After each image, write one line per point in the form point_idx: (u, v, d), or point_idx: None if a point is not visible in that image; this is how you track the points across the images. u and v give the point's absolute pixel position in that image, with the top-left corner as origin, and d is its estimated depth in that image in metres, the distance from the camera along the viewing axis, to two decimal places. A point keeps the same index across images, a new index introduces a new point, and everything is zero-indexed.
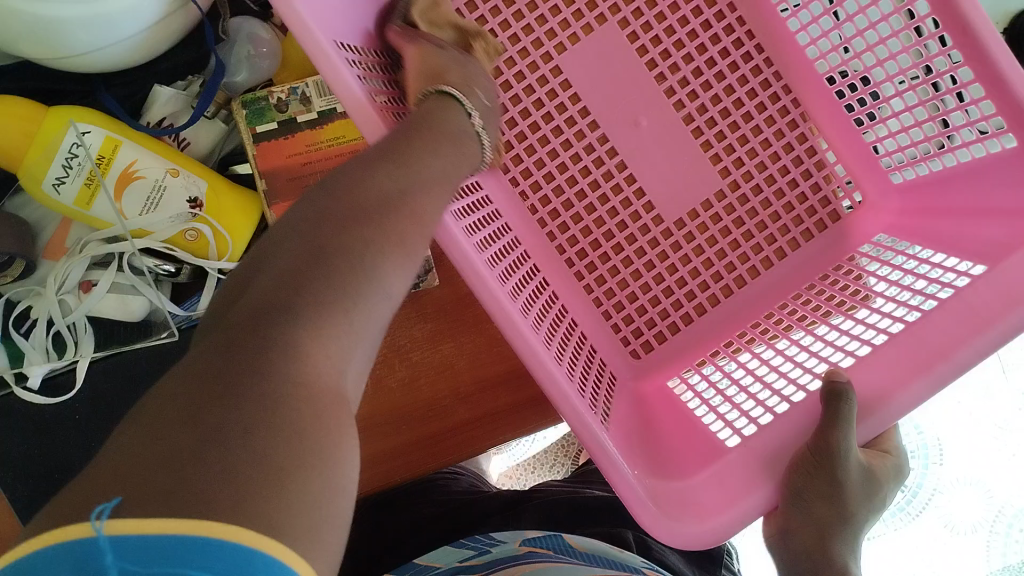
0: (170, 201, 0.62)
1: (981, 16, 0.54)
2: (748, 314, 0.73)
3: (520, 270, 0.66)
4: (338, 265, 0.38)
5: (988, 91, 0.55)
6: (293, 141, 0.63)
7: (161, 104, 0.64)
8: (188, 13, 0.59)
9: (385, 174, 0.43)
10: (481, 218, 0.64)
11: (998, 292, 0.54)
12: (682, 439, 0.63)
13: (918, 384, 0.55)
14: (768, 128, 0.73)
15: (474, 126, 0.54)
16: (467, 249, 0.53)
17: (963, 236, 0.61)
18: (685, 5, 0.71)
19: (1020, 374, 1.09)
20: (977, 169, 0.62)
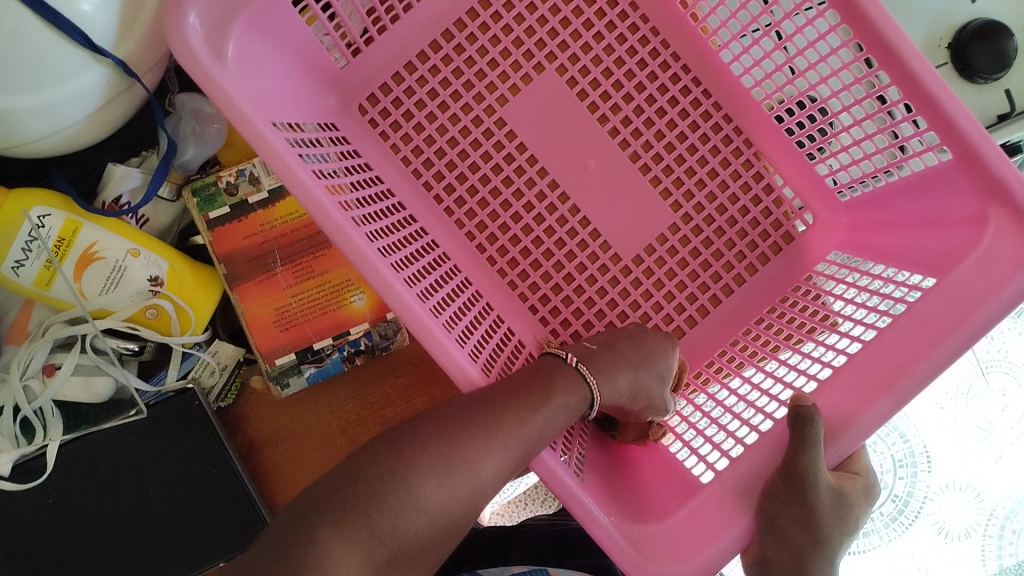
0: (131, 280, 0.62)
1: (903, 38, 0.56)
2: (713, 343, 0.74)
3: (473, 318, 0.67)
4: (366, 480, 0.47)
5: (917, 108, 0.57)
6: (246, 223, 0.64)
7: (116, 183, 0.62)
8: (135, 94, 0.59)
9: (453, 411, 0.51)
10: (429, 271, 0.66)
11: (948, 304, 0.57)
12: (660, 480, 0.64)
13: (882, 401, 0.57)
14: (714, 158, 0.74)
15: (583, 373, 0.57)
16: (415, 307, 0.53)
17: (912, 249, 0.63)
18: (619, 47, 0.73)
19: (999, 375, 1.10)
20: (920, 182, 0.63)
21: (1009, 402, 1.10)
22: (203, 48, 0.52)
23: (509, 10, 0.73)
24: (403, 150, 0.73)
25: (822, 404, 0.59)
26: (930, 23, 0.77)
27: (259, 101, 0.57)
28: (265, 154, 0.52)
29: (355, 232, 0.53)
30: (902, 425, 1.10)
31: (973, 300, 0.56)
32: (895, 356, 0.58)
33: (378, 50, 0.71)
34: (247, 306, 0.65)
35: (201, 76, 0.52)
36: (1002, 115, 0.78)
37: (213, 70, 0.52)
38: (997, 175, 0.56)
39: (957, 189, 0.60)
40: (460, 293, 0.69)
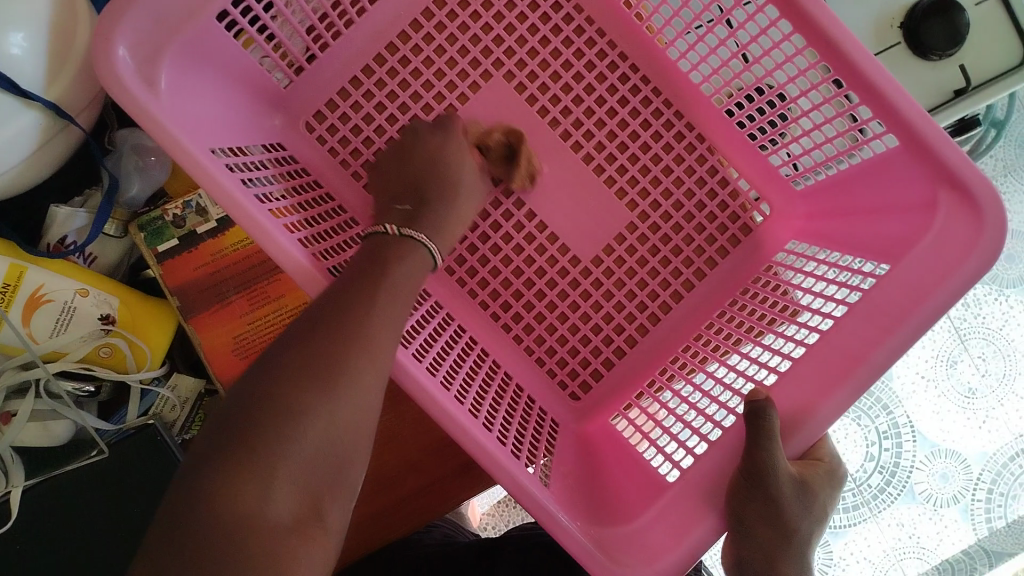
0: (82, 321, 0.61)
1: (842, 31, 0.56)
2: (677, 340, 0.74)
3: (347, 239, 0.65)
4: (288, 401, 0.42)
5: (863, 99, 0.57)
6: (198, 254, 0.63)
7: (61, 224, 0.61)
8: (71, 134, 0.58)
9: (334, 308, 0.47)
10: (297, 198, 0.64)
11: (902, 289, 0.57)
12: (628, 479, 0.64)
13: (840, 391, 0.57)
14: (668, 155, 0.74)
15: (393, 231, 0.55)
16: (253, 209, 0.51)
17: (868, 236, 0.64)
18: (565, 50, 0.73)
19: (976, 343, 1.10)
20: (870, 171, 0.64)
21: (988, 368, 1.10)
22: (137, 82, 0.50)
23: (452, 19, 0.72)
24: (354, 166, 0.72)
25: (783, 399, 0.59)
26: (881, 4, 0.77)
27: (207, 129, 0.56)
28: (201, 180, 0.50)
29: (299, 254, 0.52)
30: (885, 397, 1.09)
31: (925, 286, 0.56)
32: (850, 345, 0.58)
33: (323, 67, 0.70)
34: (202, 335, 0.63)
35: (136, 112, 0.50)
36: (958, 90, 0.78)
37: (147, 103, 0.50)
38: (947, 164, 0.56)
39: (909, 175, 0.60)
40: (335, 221, 0.67)
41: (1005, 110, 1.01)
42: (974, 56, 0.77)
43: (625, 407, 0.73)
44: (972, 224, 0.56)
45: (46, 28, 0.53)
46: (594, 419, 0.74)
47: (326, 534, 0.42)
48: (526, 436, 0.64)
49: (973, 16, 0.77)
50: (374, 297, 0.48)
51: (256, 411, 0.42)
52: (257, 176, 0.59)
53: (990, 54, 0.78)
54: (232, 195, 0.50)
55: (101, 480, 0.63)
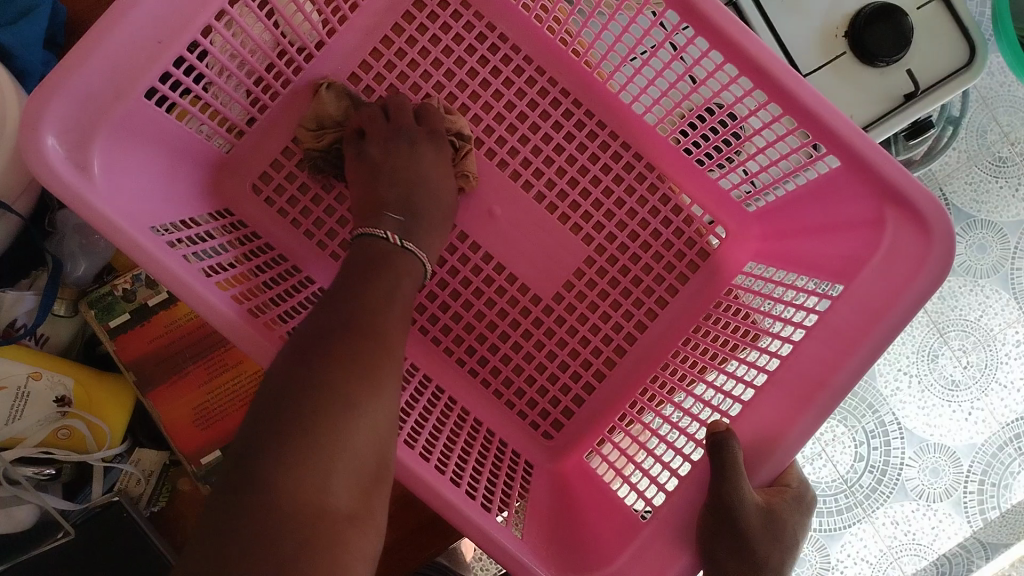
0: (36, 405, 0.60)
1: (771, 56, 0.56)
2: (644, 370, 0.74)
3: (282, 285, 0.65)
4: (336, 398, 0.44)
5: (798, 121, 0.58)
6: (151, 327, 0.63)
7: (10, 308, 0.60)
8: (9, 224, 0.58)
9: (352, 310, 0.49)
10: (237, 247, 0.65)
11: (858, 311, 0.57)
12: (602, 517, 0.64)
13: (804, 416, 0.57)
14: (619, 186, 0.74)
15: (395, 239, 0.58)
16: (207, 296, 0.51)
17: (821, 255, 0.64)
18: (507, 90, 0.73)
19: (954, 334, 1.07)
20: (815, 190, 0.64)
21: (969, 359, 1.06)
22: (71, 171, 0.50)
23: (391, 69, 0.73)
24: (305, 225, 0.71)
25: (747, 429, 0.59)
26: (823, 14, 0.79)
27: (142, 204, 0.55)
28: (139, 258, 0.50)
29: (248, 325, 0.52)
30: (869, 396, 1.06)
31: (879, 305, 0.56)
32: (810, 371, 0.58)
33: (264, 128, 0.70)
34: (162, 410, 0.63)
35: (73, 200, 0.50)
36: (907, 95, 0.78)
37: (84, 190, 0.50)
38: (889, 183, 0.57)
39: (853, 193, 0.60)
40: (267, 265, 0.67)
41: (960, 107, 1.01)
42: (918, 59, 0.78)
43: (598, 443, 0.73)
44: (920, 240, 0.56)
45: None
46: (570, 455, 0.73)
47: (376, 526, 0.43)
48: (498, 483, 0.64)
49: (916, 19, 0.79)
50: (385, 287, 0.52)
51: (316, 398, 0.43)
52: (197, 245, 0.58)
53: (934, 57, 0.78)
54: (176, 275, 0.51)
55: (69, 563, 0.62)
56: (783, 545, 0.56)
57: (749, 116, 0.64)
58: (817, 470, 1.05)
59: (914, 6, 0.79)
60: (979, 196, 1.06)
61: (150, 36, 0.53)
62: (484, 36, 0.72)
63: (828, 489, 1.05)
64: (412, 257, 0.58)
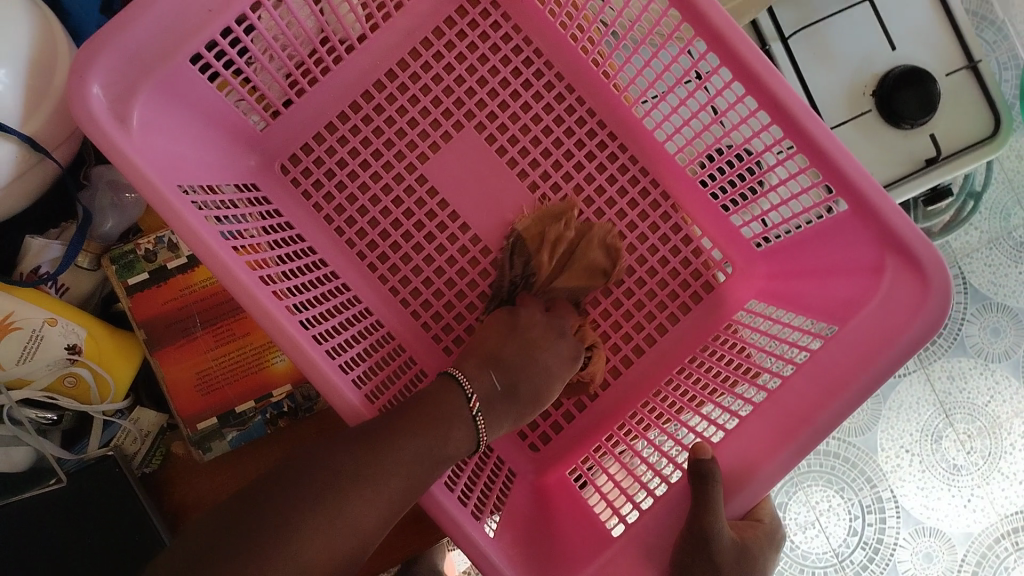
0: (47, 349, 0.62)
1: (791, 93, 0.58)
2: (638, 393, 0.75)
3: (336, 312, 0.67)
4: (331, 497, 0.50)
5: (810, 159, 0.59)
6: (166, 289, 0.65)
7: (35, 254, 0.63)
8: (47, 169, 0.60)
9: (401, 432, 0.54)
10: (289, 261, 0.68)
11: (847, 351, 0.58)
12: (574, 526, 0.64)
13: (785, 451, 0.58)
14: (632, 210, 0.76)
15: (473, 406, 0.59)
16: (224, 259, 0.54)
17: (822, 296, 0.65)
18: (536, 104, 0.76)
19: (961, 415, 1.05)
20: (821, 233, 0.65)
21: (973, 444, 1.05)
22: (109, 119, 0.53)
23: (427, 71, 0.75)
24: (326, 210, 0.74)
25: (726, 457, 0.59)
26: (853, 72, 0.84)
27: (173, 165, 0.57)
28: (167, 216, 0.53)
29: (257, 287, 0.54)
30: (869, 470, 1.05)
31: (871, 347, 0.57)
32: (797, 407, 0.59)
33: (298, 111, 0.73)
34: (166, 370, 0.65)
35: (106, 147, 0.53)
36: (929, 159, 0.83)
37: (122, 143, 0.53)
38: (891, 228, 0.58)
39: (857, 237, 0.61)
40: (325, 287, 0.70)
41: (982, 181, 1.01)
42: (942, 127, 0.83)
43: (582, 460, 0.73)
44: (917, 289, 0.57)
45: (25, 66, 0.56)
46: (552, 467, 0.74)
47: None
48: (480, 482, 0.66)
49: (945, 84, 0.83)
50: (438, 431, 0.56)
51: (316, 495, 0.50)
52: (215, 211, 0.60)
53: (955, 128, 0.83)
54: (198, 233, 0.53)
55: (55, 509, 0.64)
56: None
57: (770, 154, 0.65)
58: (808, 540, 1.05)
59: (944, 74, 0.84)
60: (996, 280, 1.05)
61: (198, 3, 0.55)
62: (520, 51, 0.76)
63: (818, 561, 1.05)
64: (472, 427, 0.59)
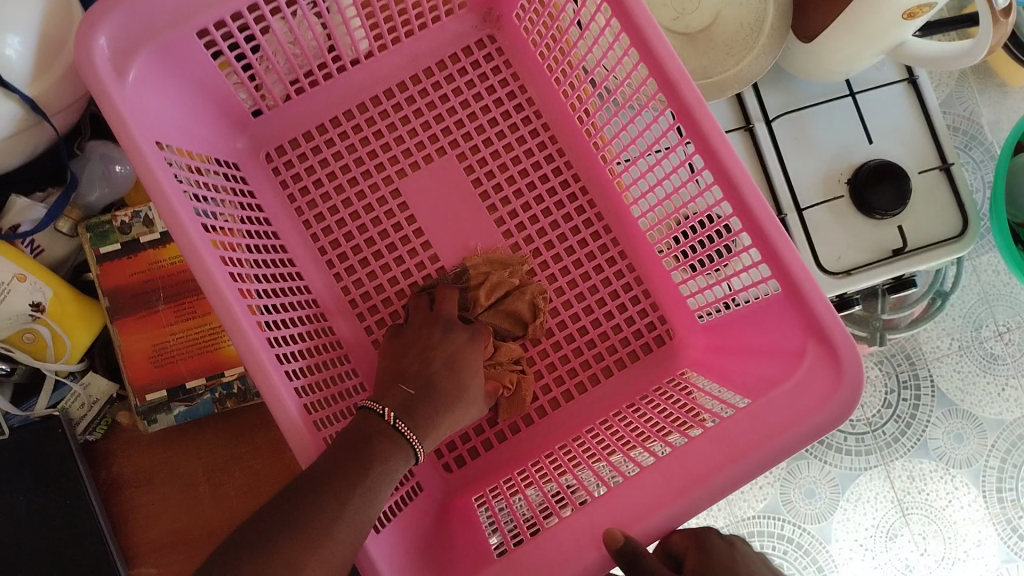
0: (11, 304, 0.64)
1: (742, 170, 0.61)
2: (571, 428, 0.76)
3: (292, 311, 0.70)
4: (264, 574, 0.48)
5: (753, 238, 0.62)
6: (136, 260, 0.67)
7: (18, 213, 0.65)
8: (41, 131, 0.63)
9: (325, 490, 0.52)
10: (257, 250, 0.71)
11: (756, 425, 0.60)
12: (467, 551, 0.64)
13: (694, 492, 0.59)
14: (588, 262, 0.79)
15: (390, 420, 0.58)
16: (187, 225, 0.57)
17: (748, 371, 0.67)
18: (518, 145, 0.80)
19: (918, 516, 1.02)
20: (755, 313, 0.67)
21: (928, 547, 1.01)
22: (107, 69, 0.57)
23: (421, 93, 0.80)
24: (307, 214, 0.77)
25: (630, 499, 0.59)
26: (830, 158, 0.87)
27: (160, 124, 0.62)
28: (141, 169, 0.57)
29: (207, 253, 0.58)
30: (821, 560, 1.01)
31: (777, 425, 0.59)
32: (709, 455, 0.60)
33: (293, 107, 0.77)
34: (124, 340, 0.67)
35: (97, 93, 0.57)
36: (895, 250, 0.85)
37: (115, 92, 0.57)
38: (817, 317, 0.60)
39: (786, 322, 0.63)
40: (287, 286, 0.72)
41: (952, 280, 1.00)
42: (913, 224, 0.86)
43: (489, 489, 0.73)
44: (832, 378, 0.59)
45: (36, 36, 0.59)
46: (460, 490, 0.76)
47: None
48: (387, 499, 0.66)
49: (917, 180, 0.87)
50: (358, 475, 0.54)
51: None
52: (199, 188, 0.65)
53: (925, 223, 0.86)
54: (167, 195, 0.57)
55: None
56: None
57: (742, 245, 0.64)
58: None
59: (917, 171, 0.88)
60: (964, 386, 1.03)
61: None
62: (514, 96, 0.81)
63: None
64: (404, 440, 0.58)
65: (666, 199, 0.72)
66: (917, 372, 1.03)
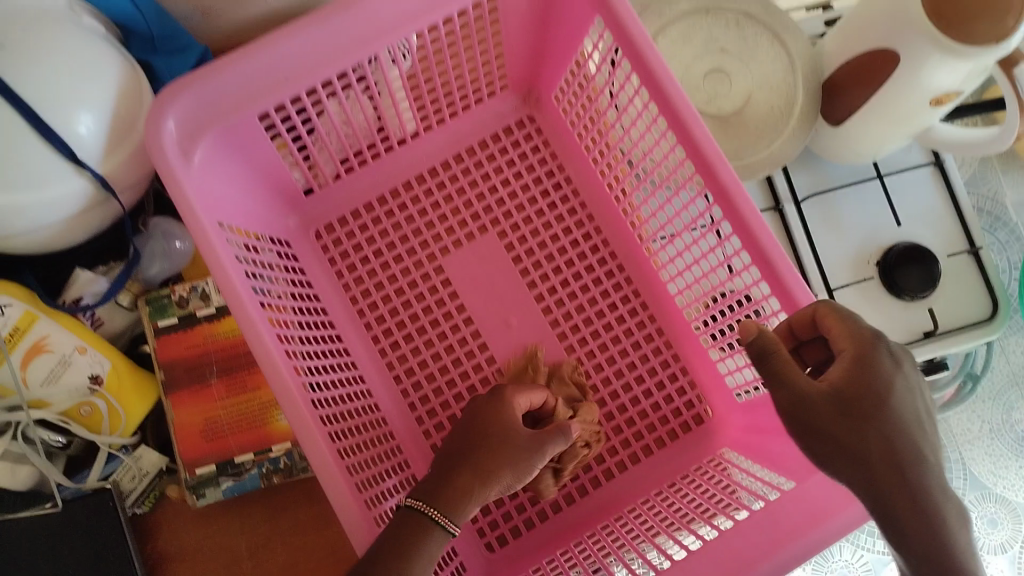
0: (72, 375, 0.65)
1: (779, 252, 0.63)
2: (613, 507, 0.76)
3: (338, 387, 0.71)
4: None
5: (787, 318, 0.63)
6: (191, 334, 0.69)
7: (81, 286, 0.67)
8: (110, 208, 0.65)
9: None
10: (307, 327, 0.73)
11: (802, 508, 0.60)
12: None
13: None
14: (627, 338, 0.80)
15: (410, 503, 0.56)
16: (246, 304, 0.59)
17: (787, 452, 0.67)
18: (557, 224, 0.82)
19: None
20: None
21: None
22: (175, 152, 0.60)
23: (464, 173, 0.83)
24: (353, 290, 0.79)
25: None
26: (859, 239, 0.89)
27: (218, 205, 0.65)
28: (205, 252, 0.60)
29: (266, 331, 0.60)
30: None
31: (826, 508, 0.59)
32: (748, 549, 0.60)
33: (343, 186, 0.80)
34: (178, 413, 0.68)
35: (166, 175, 0.60)
36: (926, 331, 0.86)
37: (181, 173, 0.60)
38: None
39: None
40: (333, 362, 0.73)
41: (982, 363, 0.99)
42: (940, 304, 0.87)
43: (534, 570, 0.73)
44: None
45: (109, 116, 0.62)
46: (504, 571, 0.74)
47: None
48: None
49: (944, 263, 0.89)
50: (388, 565, 0.51)
51: None
52: (256, 269, 0.67)
53: (953, 305, 0.88)
54: (230, 280, 0.60)
55: (38, 538, 0.65)
56: (855, 428, 0.51)
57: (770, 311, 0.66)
58: None
59: (945, 254, 0.89)
60: (998, 469, 1.01)
61: (278, 70, 0.62)
62: (552, 175, 0.83)
63: None
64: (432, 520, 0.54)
65: (701, 276, 0.75)
66: (950, 457, 1.02)
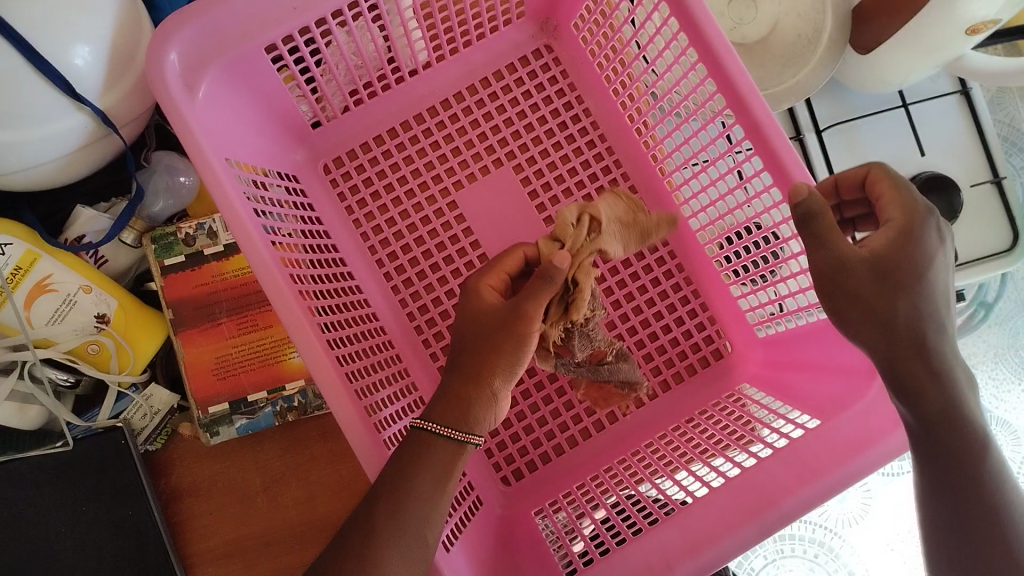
0: (77, 315, 0.64)
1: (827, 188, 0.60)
2: (630, 444, 0.75)
3: (352, 324, 0.69)
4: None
5: None
6: (198, 273, 0.67)
7: (83, 223, 0.65)
8: (111, 143, 0.64)
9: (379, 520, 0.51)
10: (320, 264, 0.71)
11: (829, 446, 0.58)
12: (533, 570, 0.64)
13: (764, 520, 0.57)
14: (646, 276, 0.79)
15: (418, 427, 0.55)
16: (259, 246, 0.57)
17: (811, 390, 0.66)
18: (575, 157, 0.79)
19: None
20: (811, 331, 0.68)
21: None
22: (178, 85, 0.57)
23: (478, 104, 0.79)
24: (364, 226, 0.77)
25: (706, 518, 0.58)
26: None
27: (225, 141, 0.62)
28: (216, 193, 0.57)
29: (280, 273, 0.58)
30: None
31: (852, 446, 0.58)
32: (769, 486, 0.58)
33: (353, 118, 0.77)
34: (189, 351, 0.67)
35: (169, 109, 0.57)
36: None
37: (184, 106, 0.57)
38: None
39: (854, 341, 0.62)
40: (347, 300, 0.72)
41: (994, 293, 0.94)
42: (963, 234, 0.86)
43: (550, 504, 0.73)
44: None
45: (106, 47, 0.59)
46: (519, 502, 0.75)
47: None
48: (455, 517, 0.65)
49: (968, 194, 0.86)
50: (407, 500, 0.52)
51: None
52: (267, 208, 0.65)
53: (975, 237, 0.86)
54: (241, 219, 0.57)
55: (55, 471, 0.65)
56: (894, 305, 0.52)
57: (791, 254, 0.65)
58: None
59: (969, 185, 0.87)
60: None
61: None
62: (571, 106, 0.80)
63: None
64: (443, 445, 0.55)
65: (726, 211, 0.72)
66: None
